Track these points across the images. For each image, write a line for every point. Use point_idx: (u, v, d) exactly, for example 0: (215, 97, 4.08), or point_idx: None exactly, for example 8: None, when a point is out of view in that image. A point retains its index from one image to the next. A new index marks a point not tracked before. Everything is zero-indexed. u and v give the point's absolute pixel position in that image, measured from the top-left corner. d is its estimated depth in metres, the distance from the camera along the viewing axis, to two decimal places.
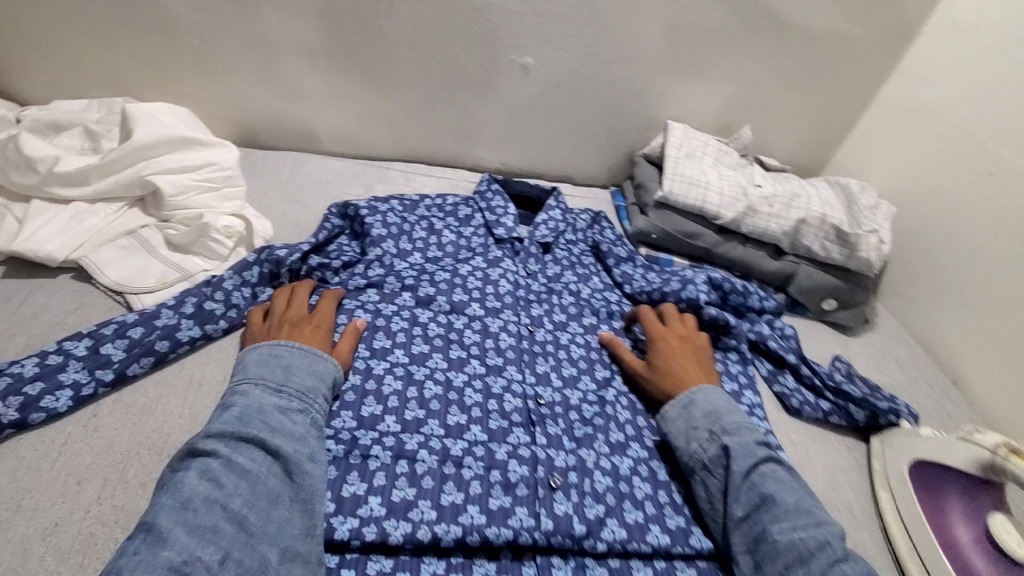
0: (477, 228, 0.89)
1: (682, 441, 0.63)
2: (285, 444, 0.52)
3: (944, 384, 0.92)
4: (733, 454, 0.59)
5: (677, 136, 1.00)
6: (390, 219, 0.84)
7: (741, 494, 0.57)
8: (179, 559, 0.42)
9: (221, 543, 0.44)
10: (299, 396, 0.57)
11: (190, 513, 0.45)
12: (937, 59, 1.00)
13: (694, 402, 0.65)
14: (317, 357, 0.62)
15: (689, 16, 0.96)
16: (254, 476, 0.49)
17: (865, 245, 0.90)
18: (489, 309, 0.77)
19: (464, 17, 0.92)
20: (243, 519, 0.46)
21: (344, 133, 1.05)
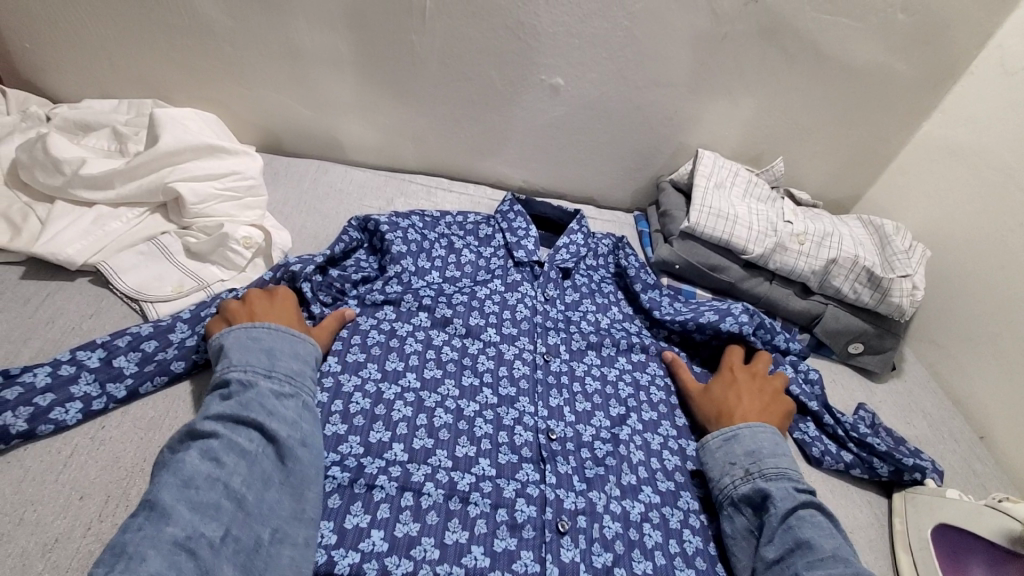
0: (497, 249, 0.87)
1: (715, 473, 0.64)
2: (280, 427, 0.53)
3: (972, 440, 0.88)
4: (769, 495, 0.58)
5: (707, 164, 0.97)
6: (410, 235, 0.82)
7: (776, 536, 0.56)
8: (182, 534, 0.44)
9: (221, 520, 0.46)
10: (288, 380, 0.57)
11: (194, 488, 0.46)
12: (984, 100, 0.96)
13: (737, 437, 0.65)
14: (294, 339, 0.61)
15: (725, 44, 0.94)
16: (252, 457, 0.50)
17: (898, 290, 0.87)
18: (505, 336, 0.76)
19: (495, 35, 0.91)
20: (242, 498, 0.48)
21: (369, 144, 1.05)
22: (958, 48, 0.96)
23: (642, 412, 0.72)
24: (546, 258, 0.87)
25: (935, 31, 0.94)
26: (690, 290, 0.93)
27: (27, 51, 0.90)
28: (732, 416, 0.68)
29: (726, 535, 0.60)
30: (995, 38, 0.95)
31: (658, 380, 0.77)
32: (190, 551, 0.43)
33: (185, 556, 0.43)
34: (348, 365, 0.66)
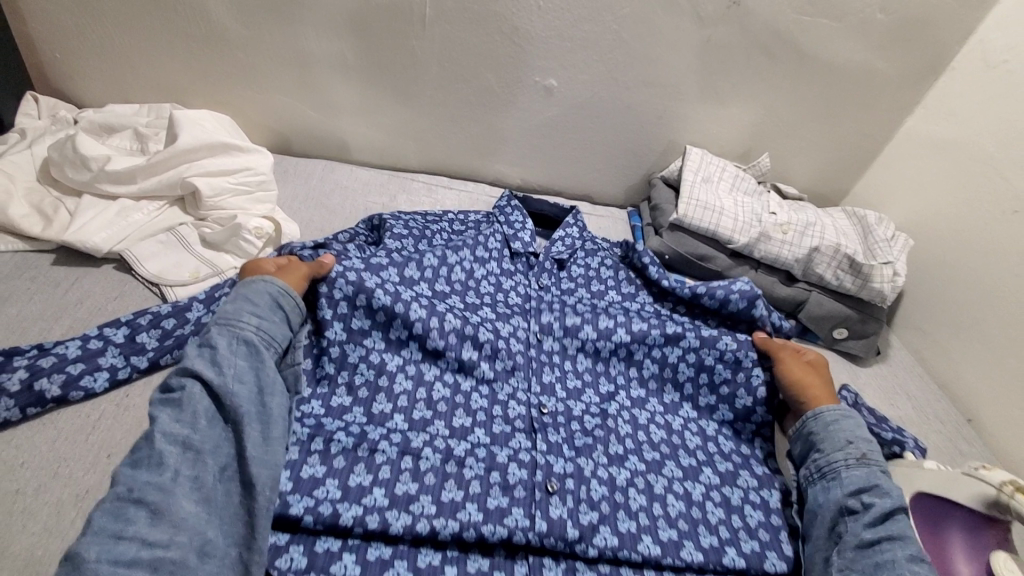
0: (496, 237, 0.89)
1: (827, 444, 0.66)
2: (205, 368, 0.56)
3: (958, 421, 0.91)
4: (878, 483, 0.61)
5: (695, 159, 1.03)
6: (411, 224, 0.88)
7: (878, 522, 0.58)
8: (127, 488, 0.49)
9: (163, 466, 0.50)
10: (223, 322, 0.60)
11: (137, 450, 0.51)
12: (964, 95, 1.00)
13: (854, 421, 0.68)
14: (245, 286, 0.65)
15: (711, 46, 0.99)
16: (182, 400, 0.54)
17: (879, 276, 0.90)
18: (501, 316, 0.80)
19: (491, 40, 0.96)
20: (186, 440, 0.52)
21: (373, 145, 1.11)
22: (937, 46, 1.00)
23: (629, 390, 0.77)
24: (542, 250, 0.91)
25: (913, 31, 0.98)
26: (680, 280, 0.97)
27: (57, 61, 0.97)
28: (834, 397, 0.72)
29: (817, 500, 0.63)
30: (975, 35, 0.99)
31: (654, 351, 0.78)
32: (137, 501, 0.48)
33: (133, 506, 0.48)
34: (353, 332, 0.69)
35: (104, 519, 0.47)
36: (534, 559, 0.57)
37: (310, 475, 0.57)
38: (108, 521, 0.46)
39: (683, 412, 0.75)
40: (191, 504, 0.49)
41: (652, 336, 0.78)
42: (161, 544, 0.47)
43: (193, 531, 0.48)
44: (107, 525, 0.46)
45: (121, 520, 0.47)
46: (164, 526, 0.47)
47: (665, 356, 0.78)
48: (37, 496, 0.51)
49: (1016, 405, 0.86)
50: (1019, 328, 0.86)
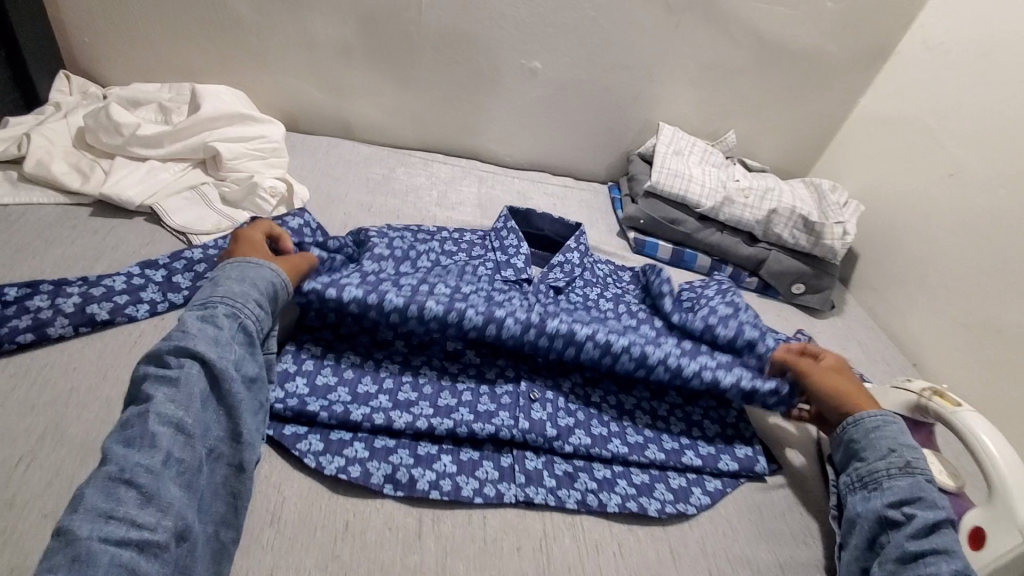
0: (488, 263, 0.87)
1: (869, 452, 0.63)
2: (208, 349, 0.54)
3: (904, 364, 1.01)
4: (924, 493, 0.57)
5: (667, 135, 1.13)
6: (396, 244, 0.85)
7: (922, 534, 0.54)
8: (115, 470, 0.46)
9: (157, 445, 0.48)
10: (225, 301, 0.59)
11: (128, 428, 0.49)
12: (907, 75, 1.11)
13: (902, 427, 0.64)
14: (252, 266, 0.65)
15: (680, 31, 1.10)
16: (180, 380, 0.52)
17: (829, 234, 1.01)
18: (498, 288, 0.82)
19: (481, 24, 1.07)
20: (179, 423, 0.50)
21: (373, 124, 1.20)
22: (881, 32, 1.12)
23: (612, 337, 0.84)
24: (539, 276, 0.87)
25: (860, 17, 1.10)
26: (654, 242, 1.07)
27: (86, 45, 1.06)
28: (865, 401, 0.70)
29: (859, 512, 0.60)
30: (915, 21, 1.10)
31: (670, 359, 0.70)
32: (128, 482, 0.46)
33: (124, 486, 0.46)
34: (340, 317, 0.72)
35: (91, 497, 0.45)
36: (517, 451, 0.66)
37: (322, 382, 0.66)
38: (98, 497, 0.45)
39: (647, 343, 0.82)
40: (179, 491, 0.48)
41: (667, 348, 0.71)
42: (148, 527, 0.45)
43: (181, 514, 0.47)
44: (99, 504, 0.44)
45: (112, 500, 0.45)
46: (152, 510, 0.46)
47: (682, 368, 0.70)
48: (91, 393, 0.61)
49: (953, 345, 0.96)
50: (954, 277, 0.97)
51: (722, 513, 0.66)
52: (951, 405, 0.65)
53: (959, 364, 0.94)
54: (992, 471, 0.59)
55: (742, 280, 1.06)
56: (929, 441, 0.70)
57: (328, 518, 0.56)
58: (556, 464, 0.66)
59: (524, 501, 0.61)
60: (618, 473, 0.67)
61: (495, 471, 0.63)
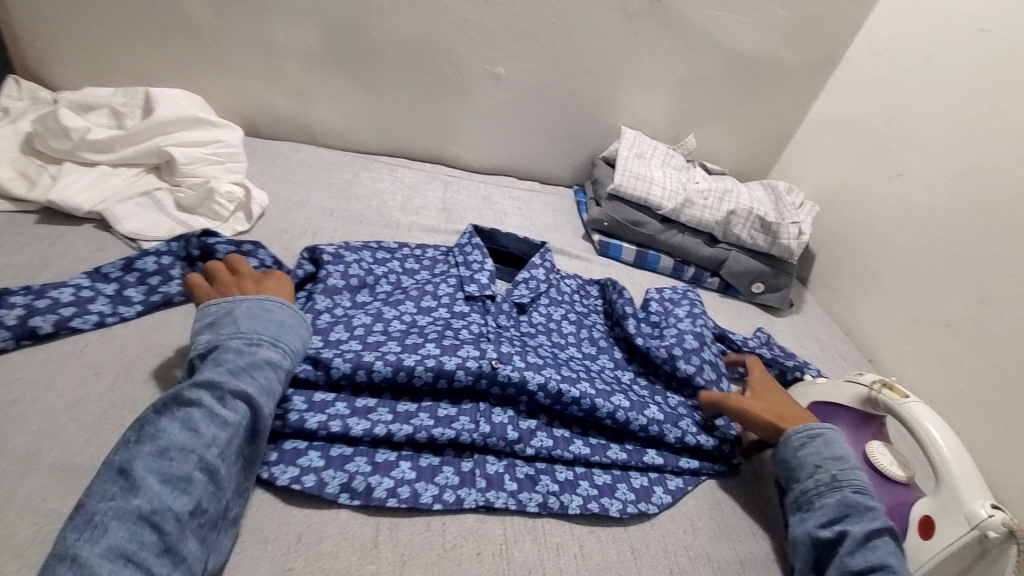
0: (450, 281, 0.86)
1: (799, 472, 0.64)
2: (263, 402, 0.56)
3: (860, 360, 1.04)
4: (852, 507, 0.59)
5: (629, 139, 1.15)
6: (353, 270, 0.82)
7: (857, 552, 0.56)
8: (146, 508, 0.45)
9: (192, 491, 0.48)
10: (285, 355, 0.61)
11: (168, 461, 0.48)
12: (855, 80, 1.15)
13: (827, 438, 0.65)
14: (302, 320, 0.67)
15: (638, 37, 1.12)
16: (232, 427, 0.53)
17: (785, 234, 1.04)
18: (456, 313, 0.80)
19: (444, 30, 1.08)
20: (215, 473, 0.50)
21: (337, 129, 1.19)
22: (830, 39, 1.16)
23: (578, 347, 0.83)
24: (501, 293, 0.86)
25: (809, 24, 1.14)
26: (618, 244, 1.08)
27: (35, 48, 1.03)
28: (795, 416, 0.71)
29: (796, 533, 0.61)
30: (862, 28, 1.14)
31: (619, 413, 0.70)
32: (154, 526, 0.45)
33: (150, 530, 0.45)
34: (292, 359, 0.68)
35: (111, 534, 0.43)
36: (478, 456, 0.64)
37: None
38: (120, 537, 0.43)
39: (601, 361, 0.81)
40: (196, 544, 0.47)
41: (617, 399, 0.71)
42: None
43: (193, 570, 0.46)
44: (122, 544, 0.43)
45: (135, 542, 0.44)
46: (166, 561, 0.45)
47: (629, 421, 0.70)
48: (32, 405, 0.59)
49: (905, 340, 0.99)
50: (904, 274, 1.00)
51: (682, 511, 0.67)
52: (899, 397, 0.66)
53: (910, 359, 0.97)
54: (941, 459, 0.60)
55: (704, 280, 1.08)
56: (881, 433, 0.71)
57: (280, 530, 0.54)
58: (518, 467, 0.65)
59: (485, 505, 0.60)
60: (580, 475, 0.66)
61: (455, 476, 0.62)
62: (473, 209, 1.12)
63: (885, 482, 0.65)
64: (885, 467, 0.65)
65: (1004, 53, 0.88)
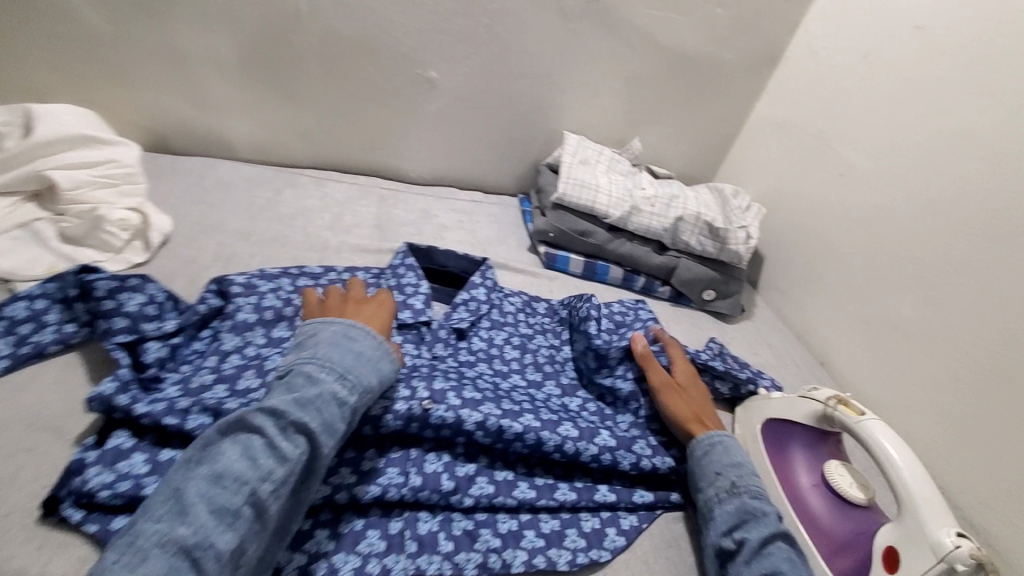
0: None
1: (701, 481, 0.64)
2: (325, 440, 0.50)
3: (812, 364, 1.03)
4: (748, 513, 0.58)
5: (573, 144, 1.10)
6: (267, 300, 0.73)
7: (753, 560, 0.54)
8: (191, 540, 0.43)
9: (237, 529, 0.45)
10: (358, 389, 0.54)
11: (220, 489, 0.45)
12: (795, 79, 1.14)
13: (725, 446, 0.66)
14: (383, 346, 0.60)
15: (577, 38, 1.07)
16: (289, 462, 0.48)
17: (734, 240, 1.01)
18: None
19: (369, 34, 1.00)
20: (263, 511, 0.46)
21: (258, 142, 1.10)
22: (769, 38, 1.14)
23: (524, 373, 0.77)
24: (437, 318, 0.79)
25: (749, 24, 1.11)
26: (565, 256, 1.03)
27: None
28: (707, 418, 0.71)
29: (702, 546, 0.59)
30: (801, 27, 1.13)
31: (567, 444, 0.64)
32: (193, 560, 0.42)
33: (188, 564, 0.42)
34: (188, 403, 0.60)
35: (149, 564, 0.41)
36: (409, 514, 0.58)
37: (169, 458, 0.55)
38: (155, 569, 0.41)
39: (546, 388, 0.75)
40: None
41: (566, 428, 0.65)
42: None
43: None
44: None
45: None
46: None
47: (579, 453, 0.64)
48: None
49: (855, 343, 0.98)
50: (853, 275, 0.99)
51: (637, 554, 0.62)
52: (855, 414, 0.63)
53: (862, 360, 0.96)
54: (899, 481, 0.57)
55: (655, 289, 1.05)
56: (838, 451, 0.69)
57: None
58: (454, 522, 0.58)
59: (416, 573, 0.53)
60: (525, 523, 0.60)
61: (381, 541, 0.55)
62: (410, 225, 1.05)
63: (843, 507, 0.62)
64: (844, 490, 0.63)
65: (939, 52, 0.87)
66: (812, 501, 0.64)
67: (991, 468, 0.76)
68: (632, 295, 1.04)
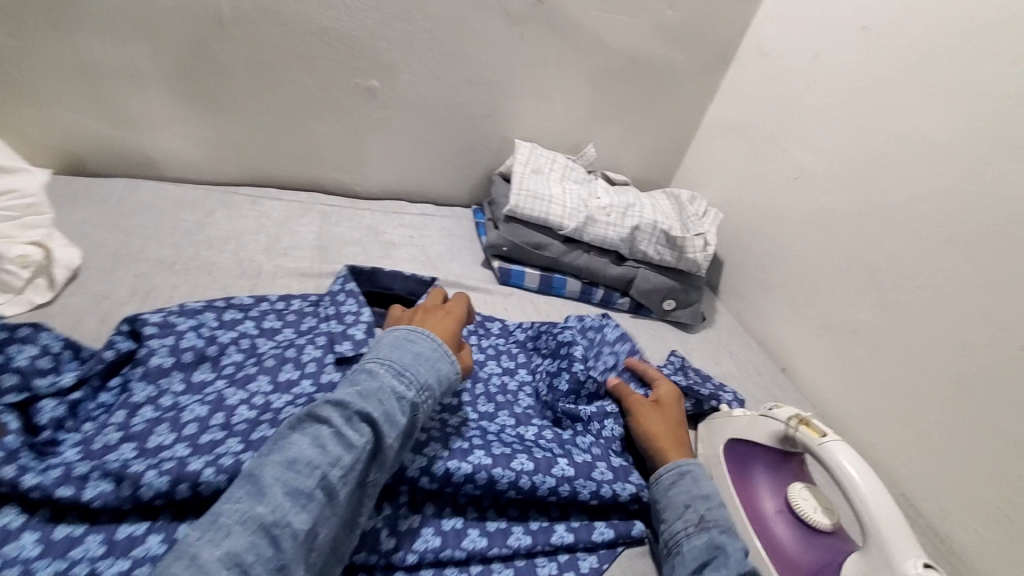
0: (319, 340, 0.72)
1: (667, 513, 0.61)
2: (388, 430, 0.51)
3: (774, 370, 1.01)
4: (716, 547, 0.54)
5: (524, 153, 1.06)
6: (187, 341, 0.67)
7: None
8: (269, 518, 0.44)
9: (311, 511, 0.46)
10: (416, 386, 0.56)
11: (293, 472, 0.46)
12: (746, 80, 1.12)
13: (693, 476, 0.62)
14: (443, 350, 0.62)
15: (525, 42, 1.03)
16: (354, 448, 0.49)
17: (691, 248, 0.99)
18: (323, 385, 0.66)
19: (301, 41, 0.94)
20: (333, 495, 0.47)
21: (186, 159, 1.02)
22: (721, 38, 1.12)
23: (477, 404, 0.70)
24: None
25: (699, 25, 1.09)
26: (520, 270, 0.99)
27: None
28: (679, 440, 0.68)
29: None
30: (750, 27, 1.11)
31: (523, 479, 0.59)
32: (272, 537, 0.43)
33: (266, 541, 0.43)
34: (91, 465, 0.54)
35: (231, 539, 0.42)
36: None
37: (64, 535, 0.50)
38: (236, 545, 0.42)
39: (500, 420, 0.69)
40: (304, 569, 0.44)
41: (521, 460, 0.61)
42: None
43: None
44: (236, 551, 0.41)
45: (250, 550, 0.42)
46: None
47: (535, 488, 0.60)
48: None
49: (815, 348, 0.97)
50: (810, 279, 0.97)
51: None
52: (817, 436, 0.61)
53: (822, 366, 0.95)
54: (864, 509, 0.55)
55: (614, 301, 1.01)
56: (802, 471, 0.66)
57: None
58: None
59: None
60: None
61: None
62: (354, 244, 0.99)
63: (809, 535, 0.60)
64: (810, 517, 0.60)
65: (887, 52, 0.86)
66: (779, 530, 0.61)
67: (952, 473, 0.76)
68: (591, 308, 1.01)
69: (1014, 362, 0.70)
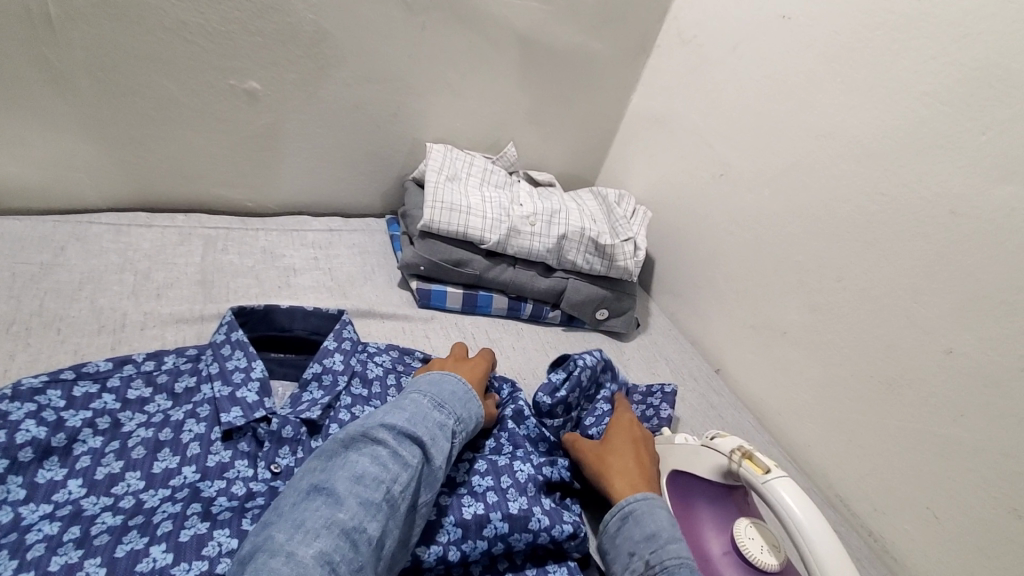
0: (201, 411, 0.62)
1: (619, 565, 0.56)
2: (436, 452, 0.54)
3: (709, 373, 0.99)
4: None
5: (438, 158, 0.96)
6: (23, 432, 0.53)
7: None
8: (350, 524, 0.45)
9: (382, 520, 0.47)
10: (453, 417, 0.59)
11: (363, 483, 0.48)
12: (668, 70, 1.07)
13: (636, 516, 0.57)
14: (466, 386, 0.64)
15: (428, 34, 0.92)
16: (411, 465, 0.51)
17: (622, 254, 0.94)
18: (209, 469, 0.57)
19: (157, 40, 0.78)
20: (398, 507, 0.49)
21: (24, 184, 0.83)
22: (640, 24, 1.05)
23: None
24: (277, 410, 0.63)
25: (616, 11, 1.02)
26: (441, 290, 0.90)
27: None
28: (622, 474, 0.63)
29: None
30: (669, 13, 1.05)
31: (452, 551, 0.55)
32: (354, 542, 0.44)
33: (348, 544, 0.44)
34: None
35: (320, 540, 0.43)
36: None
37: None
38: (325, 545, 0.43)
39: None
40: None
41: (446, 529, 0.56)
42: None
43: None
44: (324, 554, 0.43)
45: (336, 552, 0.43)
46: None
47: (466, 556, 0.55)
48: None
49: (747, 349, 0.95)
50: (739, 280, 0.95)
51: None
52: (761, 472, 0.58)
53: (754, 368, 0.94)
54: (812, 557, 0.51)
55: (545, 315, 0.95)
56: (748, 506, 0.63)
57: None
58: None
59: None
60: None
61: None
62: (246, 273, 0.86)
63: None
64: (756, 557, 0.57)
65: (807, 45, 0.82)
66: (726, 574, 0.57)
67: (883, 474, 0.76)
68: (520, 324, 0.94)
69: (937, 365, 0.69)
